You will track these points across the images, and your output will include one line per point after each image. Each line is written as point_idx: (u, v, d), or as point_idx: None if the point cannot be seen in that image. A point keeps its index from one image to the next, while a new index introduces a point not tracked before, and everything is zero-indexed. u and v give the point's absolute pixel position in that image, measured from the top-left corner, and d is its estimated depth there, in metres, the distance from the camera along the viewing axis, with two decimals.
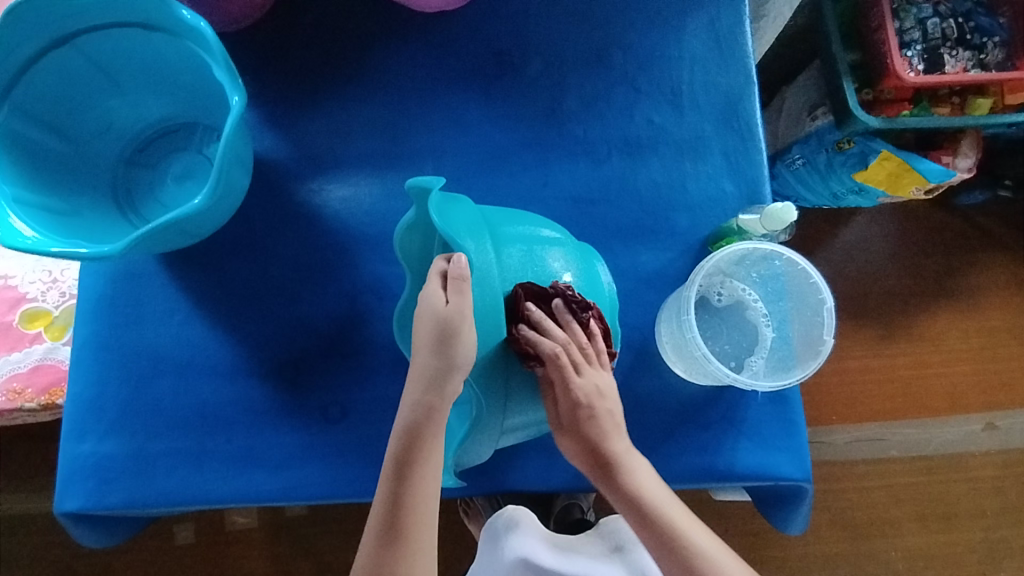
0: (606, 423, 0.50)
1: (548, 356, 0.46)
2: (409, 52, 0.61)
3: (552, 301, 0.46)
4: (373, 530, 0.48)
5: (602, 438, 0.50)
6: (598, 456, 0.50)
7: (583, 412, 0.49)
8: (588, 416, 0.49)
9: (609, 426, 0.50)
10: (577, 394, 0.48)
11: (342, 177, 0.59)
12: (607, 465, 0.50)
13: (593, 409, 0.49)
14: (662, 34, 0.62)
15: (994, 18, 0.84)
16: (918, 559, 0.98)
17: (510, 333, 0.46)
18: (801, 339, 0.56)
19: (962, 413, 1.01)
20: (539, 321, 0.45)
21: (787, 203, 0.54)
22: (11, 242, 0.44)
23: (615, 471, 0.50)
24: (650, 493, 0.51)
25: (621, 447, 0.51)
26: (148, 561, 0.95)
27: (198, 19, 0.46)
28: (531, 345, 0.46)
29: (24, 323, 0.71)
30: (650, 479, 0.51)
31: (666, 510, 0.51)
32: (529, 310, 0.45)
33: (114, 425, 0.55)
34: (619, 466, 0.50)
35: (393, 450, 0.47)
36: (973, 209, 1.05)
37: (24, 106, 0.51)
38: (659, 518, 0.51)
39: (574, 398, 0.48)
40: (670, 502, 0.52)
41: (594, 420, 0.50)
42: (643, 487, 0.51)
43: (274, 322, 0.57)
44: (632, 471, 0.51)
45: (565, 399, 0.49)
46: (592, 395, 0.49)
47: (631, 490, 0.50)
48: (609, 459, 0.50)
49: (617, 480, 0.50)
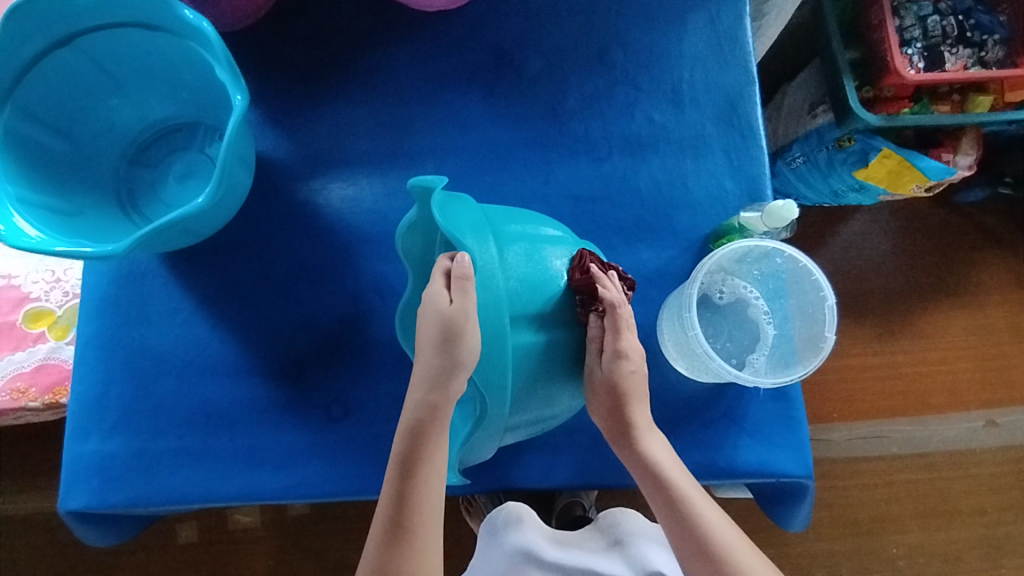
0: (637, 385, 0.52)
1: (613, 302, 0.49)
2: (410, 51, 0.61)
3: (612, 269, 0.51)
4: (379, 528, 0.48)
5: (626, 402, 0.52)
6: (620, 419, 0.52)
7: (626, 364, 0.51)
8: (629, 370, 0.51)
9: (637, 391, 0.52)
10: (625, 345, 0.50)
11: (344, 176, 0.59)
12: (626, 432, 0.52)
13: (634, 365, 0.51)
14: (662, 32, 0.62)
15: (994, 16, 0.84)
16: (918, 556, 0.98)
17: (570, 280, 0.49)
18: (802, 336, 0.56)
19: (962, 411, 1.01)
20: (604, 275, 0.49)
21: (788, 202, 0.54)
22: (14, 241, 0.44)
23: (633, 436, 0.52)
24: (663, 461, 0.52)
25: (641, 416, 0.53)
26: (152, 560, 0.95)
27: (201, 19, 0.46)
28: (595, 291, 0.49)
29: (27, 323, 0.71)
30: (664, 449, 0.53)
31: (680, 483, 0.52)
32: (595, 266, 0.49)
33: (117, 424, 0.55)
34: (636, 435, 0.52)
35: (399, 449, 0.47)
36: (973, 207, 1.06)
37: (27, 106, 0.51)
38: (673, 492, 0.52)
39: (621, 348, 0.50)
40: (685, 477, 0.53)
41: (633, 376, 0.51)
42: (658, 458, 0.52)
43: (276, 321, 0.57)
44: (649, 440, 0.53)
45: (611, 349, 0.51)
46: (634, 354, 0.51)
47: (647, 459, 0.52)
48: (629, 424, 0.52)
49: (634, 446, 0.52)
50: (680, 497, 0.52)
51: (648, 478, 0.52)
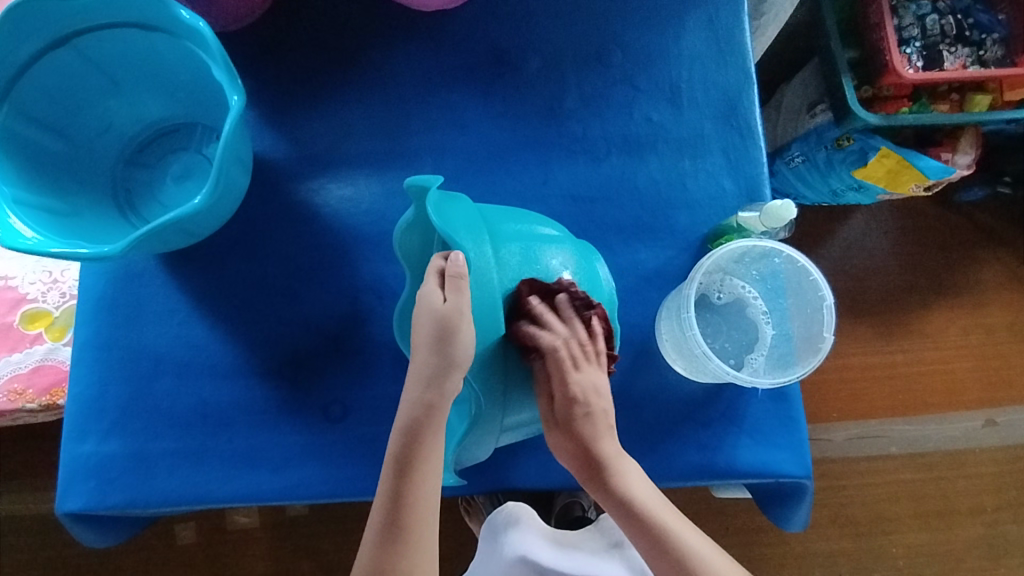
0: (599, 423, 0.50)
1: (549, 348, 0.46)
2: (409, 51, 0.61)
3: (556, 295, 0.47)
4: (375, 528, 0.48)
5: (594, 441, 0.49)
6: (589, 459, 0.50)
7: (579, 410, 0.48)
8: (583, 415, 0.49)
9: (603, 427, 0.50)
10: (574, 389, 0.48)
11: (342, 176, 0.59)
12: (599, 470, 0.50)
13: (589, 407, 0.49)
14: (661, 32, 0.62)
15: (993, 15, 0.84)
16: (918, 555, 0.98)
17: (511, 328, 0.47)
18: (801, 336, 0.56)
19: (962, 410, 1.01)
20: (542, 314, 0.46)
21: (786, 201, 0.54)
22: (11, 242, 0.44)
23: (607, 475, 0.50)
24: (640, 494, 0.50)
25: (613, 451, 0.50)
26: (150, 560, 0.95)
27: (197, 19, 0.46)
28: (530, 338, 0.46)
29: (24, 324, 0.71)
30: (640, 481, 0.51)
31: (660, 515, 0.50)
32: (533, 304, 0.46)
33: (115, 425, 0.55)
34: (611, 470, 0.50)
35: (394, 448, 0.47)
36: (972, 206, 1.05)
37: (24, 107, 0.51)
38: (653, 524, 0.50)
39: (569, 394, 0.48)
40: (664, 508, 0.51)
41: (590, 418, 0.49)
42: (636, 493, 0.50)
43: (274, 321, 0.57)
44: (625, 475, 0.50)
45: (560, 394, 0.48)
46: (588, 393, 0.49)
47: (624, 496, 0.50)
48: (601, 462, 0.50)
49: (609, 484, 0.50)
50: (660, 527, 0.50)
51: (627, 514, 0.50)
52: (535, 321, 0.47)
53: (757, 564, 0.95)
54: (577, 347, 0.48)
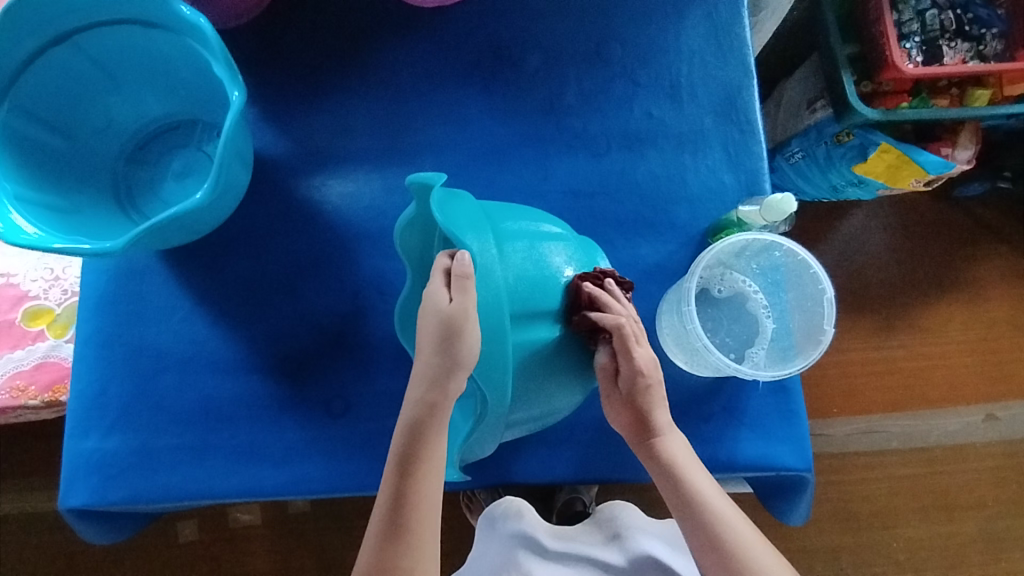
0: (657, 395, 0.52)
1: (617, 325, 0.48)
2: (408, 47, 0.61)
3: (603, 281, 0.50)
4: (377, 527, 0.48)
5: (646, 407, 0.52)
6: (639, 422, 0.52)
7: (641, 382, 0.50)
8: (647, 386, 0.51)
9: (657, 398, 0.52)
10: (640, 362, 0.50)
11: (343, 172, 0.59)
12: (645, 431, 0.52)
13: (650, 379, 0.51)
14: (661, 27, 0.62)
15: (993, 10, 0.84)
16: (918, 550, 0.98)
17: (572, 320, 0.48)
18: (801, 330, 0.56)
19: (962, 405, 1.01)
20: (598, 298, 0.49)
21: (786, 195, 0.54)
22: (13, 238, 0.44)
23: (653, 436, 0.52)
24: (684, 465, 0.51)
25: (663, 417, 0.52)
26: (151, 558, 0.95)
27: (198, 15, 0.46)
28: (596, 322, 0.48)
29: (25, 321, 0.71)
30: (687, 454, 0.52)
31: (698, 482, 0.51)
32: (588, 290, 0.48)
33: (117, 422, 0.55)
34: (658, 434, 0.52)
35: (397, 447, 0.48)
36: (973, 201, 1.05)
37: (26, 103, 0.51)
38: (689, 490, 0.51)
39: (635, 367, 0.50)
40: (703, 477, 0.52)
41: (650, 390, 0.51)
42: (679, 461, 0.51)
43: (275, 317, 0.57)
44: (669, 439, 0.52)
45: (627, 370, 0.50)
46: (649, 366, 0.51)
47: (666, 458, 0.51)
48: (649, 424, 0.52)
49: (653, 444, 0.52)
50: (696, 495, 0.51)
51: (665, 474, 0.51)
52: (594, 305, 0.48)
53: None
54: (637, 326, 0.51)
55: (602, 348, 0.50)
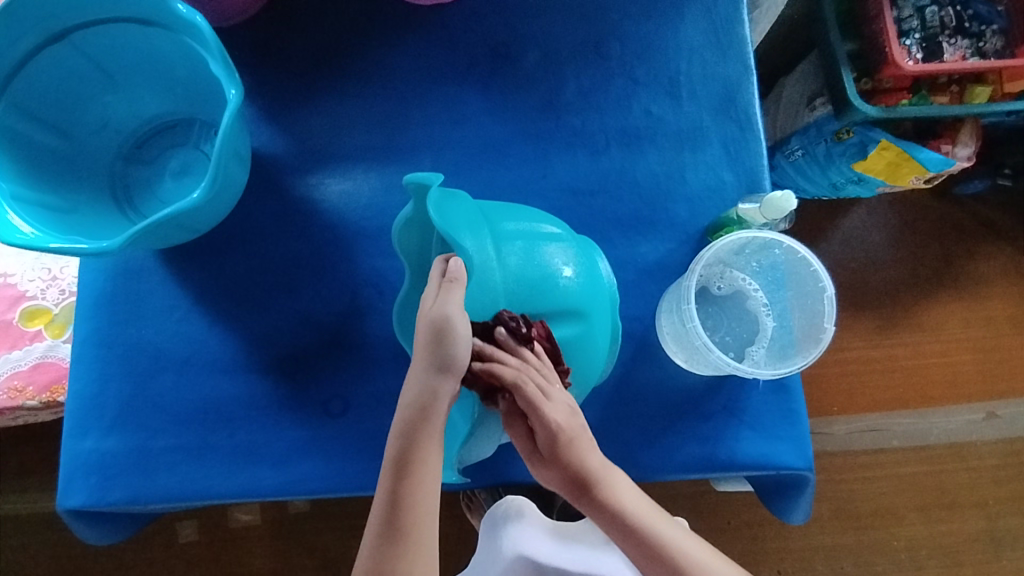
0: (583, 441, 0.47)
1: (513, 384, 0.44)
2: (406, 45, 0.61)
3: (494, 331, 0.45)
4: (374, 529, 0.47)
5: (580, 461, 0.47)
6: (577, 480, 0.47)
7: (562, 439, 0.46)
8: (569, 440, 0.46)
9: (586, 445, 0.47)
10: (552, 420, 0.45)
11: (341, 170, 0.59)
12: (587, 487, 0.48)
13: (572, 432, 0.46)
14: (659, 25, 0.62)
15: (993, 6, 0.84)
16: (920, 548, 0.98)
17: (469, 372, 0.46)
18: (801, 328, 0.56)
19: (963, 403, 1.01)
20: (490, 355, 0.45)
21: (786, 192, 0.53)
22: (9, 238, 0.44)
23: (597, 490, 0.48)
24: (630, 505, 0.49)
25: (600, 464, 0.48)
26: (152, 558, 0.95)
27: (194, 13, 0.46)
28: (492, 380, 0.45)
29: (24, 321, 0.71)
30: (629, 491, 0.49)
31: (653, 522, 0.50)
32: (479, 348, 0.45)
33: (115, 422, 0.55)
34: (600, 484, 0.48)
35: (392, 449, 0.47)
36: (972, 199, 1.05)
37: (21, 102, 0.51)
38: (647, 533, 0.49)
39: (548, 426, 0.45)
40: (654, 514, 0.50)
41: (574, 443, 0.47)
42: (626, 503, 0.49)
43: (273, 317, 0.57)
44: (614, 485, 0.49)
45: (541, 429, 0.46)
46: (565, 420, 0.46)
47: (615, 508, 0.48)
48: (590, 480, 0.48)
49: (600, 498, 0.48)
50: (653, 536, 0.49)
51: (620, 526, 0.49)
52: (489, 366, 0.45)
53: (759, 558, 0.95)
54: (538, 376, 0.45)
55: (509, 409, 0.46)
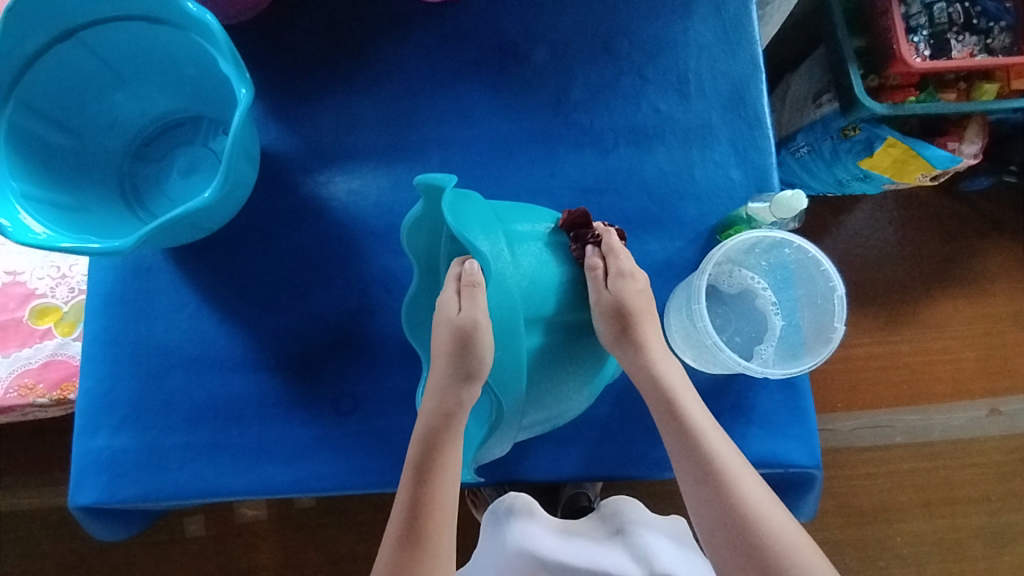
0: (646, 307, 0.52)
1: (604, 229, 0.52)
2: (414, 43, 0.60)
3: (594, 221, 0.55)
4: (395, 533, 0.48)
5: (640, 320, 0.51)
6: (631, 341, 0.50)
7: (631, 283, 0.50)
8: (636, 289, 0.51)
9: (648, 314, 0.52)
10: (627, 264, 0.51)
11: (350, 169, 0.59)
12: (637, 354, 0.51)
13: (640, 285, 0.51)
14: (668, 22, 0.62)
15: (1001, 3, 0.83)
16: (922, 544, 0.99)
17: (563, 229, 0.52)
18: (811, 327, 0.56)
19: (966, 400, 1.01)
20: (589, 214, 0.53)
21: (796, 191, 0.53)
22: (22, 237, 0.44)
23: (646, 357, 0.51)
24: (676, 385, 0.51)
25: (655, 341, 0.52)
26: (159, 553, 0.96)
27: (204, 11, 0.46)
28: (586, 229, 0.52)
29: (34, 319, 0.71)
30: (679, 377, 0.52)
31: (694, 411, 0.51)
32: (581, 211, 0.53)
33: (127, 419, 0.55)
34: (649, 357, 0.51)
35: (413, 455, 0.48)
36: (978, 195, 1.05)
37: (30, 102, 0.50)
38: (685, 418, 0.50)
39: (623, 267, 0.51)
40: (699, 408, 0.51)
41: (641, 294, 0.51)
42: (672, 382, 0.51)
43: (284, 315, 0.57)
44: (665, 364, 0.51)
45: (616, 269, 0.51)
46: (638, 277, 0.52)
47: (659, 382, 0.51)
48: (643, 343, 0.51)
49: (646, 369, 0.51)
50: (689, 423, 0.50)
51: (660, 402, 0.51)
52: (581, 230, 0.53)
53: None
54: (618, 238, 0.53)
55: (590, 251, 0.51)
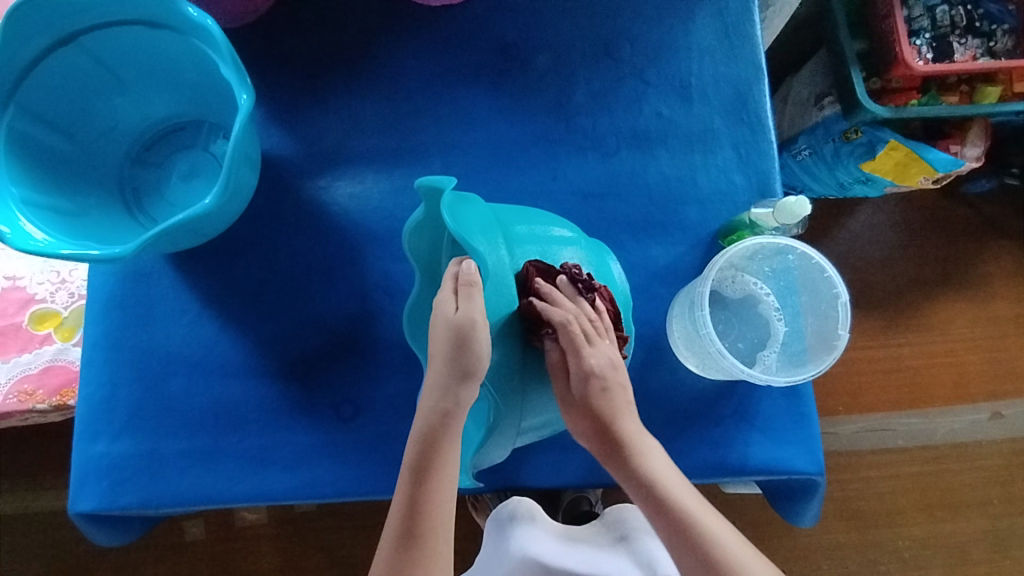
0: (618, 399, 0.49)
1: (562, 323, 0.46)
2: (416, 47, 0.60)
3: (558, 278, 0.48)
4: (392, 533, 0.48)
5: (613, 417, 0.49)
6: (609, 438, 0.49)
7: (596, 385, 0.48)
8: (603, 389, 0.49)
9: (622, 404, 0.50)
10: (590, 364, 0.48)
11: (351, 173, 0.59)
12: (618, 449, 0.49)
13: (607, 382, 0.49)
14: (671, 25, 0.62)
15: (1003, 5, 0.83)
16: (924, 548, 0.98)
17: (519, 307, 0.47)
18: (814, 333, 0.56)
19: (968, 403, 1.01)
20: (547, 294, 0.47)
21: (800, 197, 0.53)
22: (22, 244, 0.44)
23: (628, 453, 0.49)
24: (663, 475, 0.49)
25: (634, 428, 0.50)
26: (159, 557, 0.95)
27: (205, 16, 0.45)
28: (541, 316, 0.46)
29: (34, 324, 0.71)
30: (662, 463, 0.50)
31: (685, 498, 0.49)
32: (539, 285, 0.47)
33: (126, 426, 0.55)
34: (632, 450, 0.49)
35: (410, 456, 0.48)
36: (979, 198, 1.05)
37: (30, 107, 0.50)
38: (678, 509, 0.48)
39: (586, 369, 0.48)
40: (688, 494, 0.49)
41: (608, 393, 0.49)
42: (658, 473, 0.49)
43: (285, 320, 0.57)
44: (646, 454, 0.49)
45: (576, 372, 0.48)
46: (605, 368, 0.49)
47: (645, 475, 0.49)
48: (623, 439, 0.49)
49: (630, 464, 0.49)
50: (683, 513, 0.48)
51: (650, 496, 0.48)
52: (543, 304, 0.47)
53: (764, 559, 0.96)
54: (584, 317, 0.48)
55: (550, 344, 0.48)
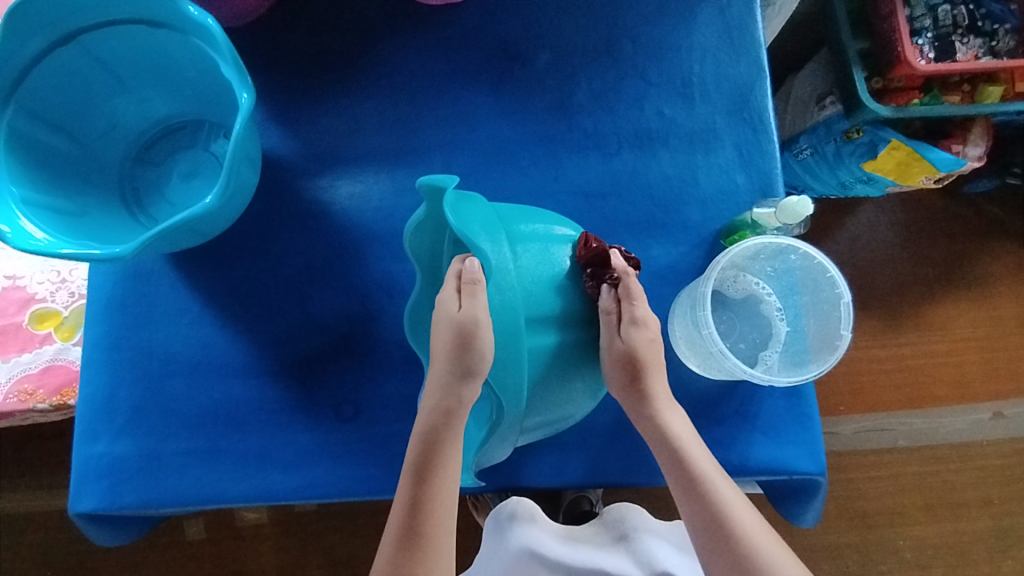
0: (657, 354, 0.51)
1: (624, 270, 0.50)
2: (416, 46, 0.60)
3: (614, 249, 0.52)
4: (393, 532, 0.48)
5: (648, 369, 0.51)
6: (638, 392, 0.51)
7: (644, 332, 0.50)
8: (649, 337, 0.50)
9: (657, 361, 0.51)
10: (641, 312, 0.50)
11: (352, 174, 0.58)
12: (644, 403, 0.51)
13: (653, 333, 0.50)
14: (672, 24, 0.61)
15: (1006, 5, 0.83)
16: (924, 548, 0.98)
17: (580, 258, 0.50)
18: (816, 334, 0.56)
19: (969, 403, 1.00)
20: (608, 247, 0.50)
21: (802, 197, 0.53)
22: (22, 243, 0.44)
23: (652, 409, 0.51)
24: (683, 434, 0.50)
25: (662, 388, 0.51)
26: (160, 557, 0.95)
27: (205, 15, 0.45)
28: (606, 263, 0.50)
29: (34, 324, 0.71)
30: (684, 425, 0.51)
31: (702, 461, 0.50)
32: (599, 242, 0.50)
33: (127, 426, 0.55)
34: (655, 406, 0.51)
35: (412, 454, 0.48)
36: (981, 197, 1.05)
37: (30, 107, 0.50)
38: (693, 467, 0.49)
39: (638, 314, 0.50)
40: (707, 457, 0.50)
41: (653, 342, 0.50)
42: (678, 431, 0.50)
43: (285, 321, 0.57)
44: (669, 414, 0.51)
45: (628, 317, 0.50)
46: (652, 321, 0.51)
47: (665, 431, 0.50)
48: (650, 393, 0.51)
49: (652, 418, 0.50)
50: (696, 472, 0.49)
51: (668, 452, 0.50)
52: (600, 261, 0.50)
53: None
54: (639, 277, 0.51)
55: (605, 291, 0.50)
